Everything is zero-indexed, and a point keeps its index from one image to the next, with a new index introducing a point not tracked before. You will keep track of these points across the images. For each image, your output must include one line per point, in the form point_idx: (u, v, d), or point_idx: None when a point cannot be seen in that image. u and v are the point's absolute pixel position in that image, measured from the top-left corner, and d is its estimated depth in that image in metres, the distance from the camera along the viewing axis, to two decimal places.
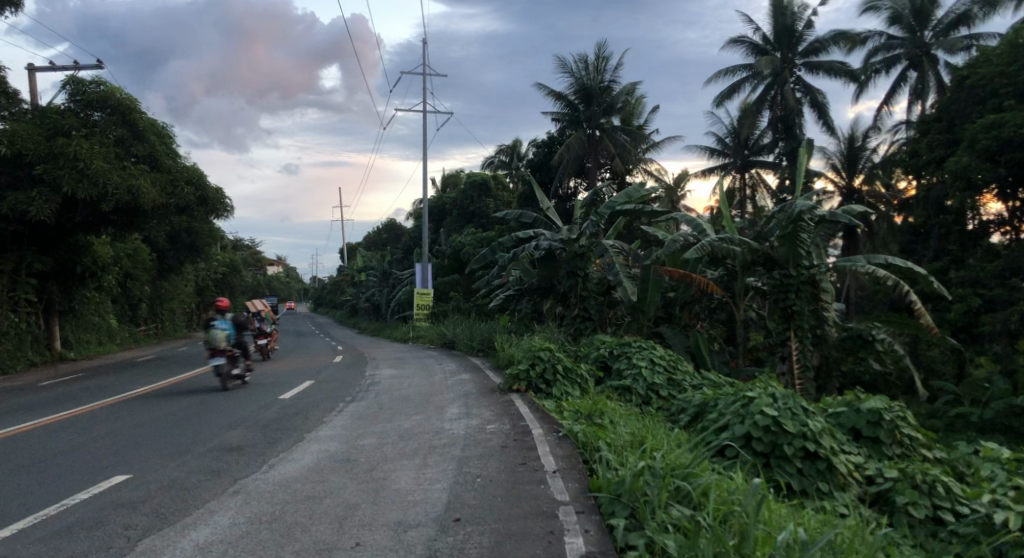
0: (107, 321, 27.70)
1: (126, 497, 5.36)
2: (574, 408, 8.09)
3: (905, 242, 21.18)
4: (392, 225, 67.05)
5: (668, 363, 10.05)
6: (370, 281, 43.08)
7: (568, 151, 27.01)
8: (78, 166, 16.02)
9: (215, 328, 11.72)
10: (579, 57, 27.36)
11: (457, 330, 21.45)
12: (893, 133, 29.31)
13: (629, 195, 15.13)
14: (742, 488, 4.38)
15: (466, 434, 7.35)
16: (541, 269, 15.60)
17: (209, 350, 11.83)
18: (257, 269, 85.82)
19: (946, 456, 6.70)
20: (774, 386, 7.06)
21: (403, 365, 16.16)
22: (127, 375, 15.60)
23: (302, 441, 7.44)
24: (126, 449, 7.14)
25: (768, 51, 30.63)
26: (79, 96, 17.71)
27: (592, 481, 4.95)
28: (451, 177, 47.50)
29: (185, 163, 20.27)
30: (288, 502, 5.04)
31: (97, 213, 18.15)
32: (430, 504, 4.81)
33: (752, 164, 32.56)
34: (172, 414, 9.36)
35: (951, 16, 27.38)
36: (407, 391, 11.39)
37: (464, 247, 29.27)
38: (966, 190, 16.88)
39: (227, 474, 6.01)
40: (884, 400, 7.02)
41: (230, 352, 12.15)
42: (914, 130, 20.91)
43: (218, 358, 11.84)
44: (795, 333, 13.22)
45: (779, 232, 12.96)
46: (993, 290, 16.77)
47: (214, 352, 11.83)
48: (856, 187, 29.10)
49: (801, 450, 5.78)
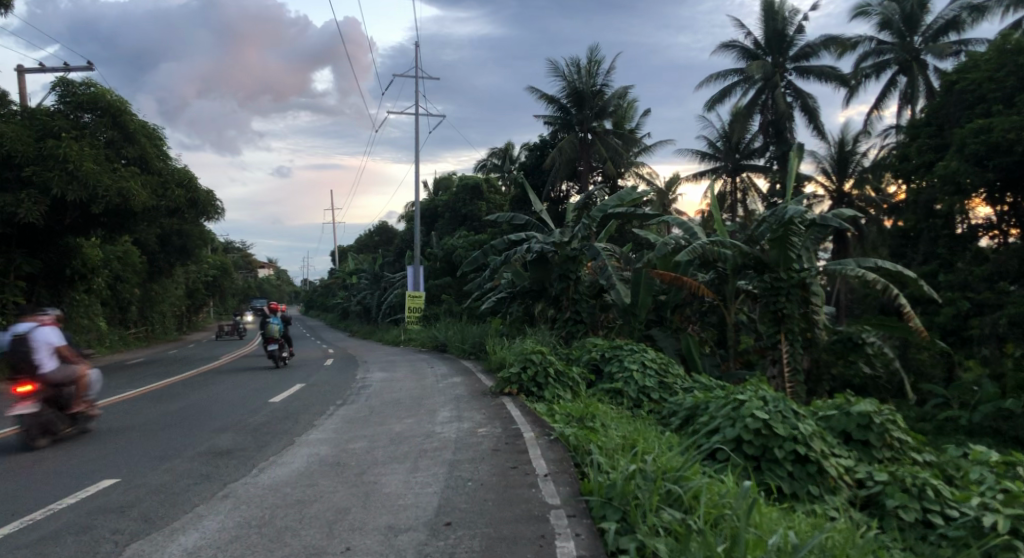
0: (96, 323, 27.47)
1: (114, 502, 5.29)
2: (565, 410, 8.08)
3: (895, 247, 21.28)
4: (384, 227, 67.08)
5: (659, 366, 10.07)
6: (362, 284, 42.95)
7: (560, 154, 27.10)
8: (67, 168, 15.89)
9: (270, 321, 16.49)
10: (571, 61, 27.44)
11: (448, 333, 21.45)
12: (883, 138, 29.52)
13: (621, 198, 15.19)
14: (733, 491, 4.39)
15: (457, 437, 7.32)
16: (533, 271, 15.57)
17: (264, 339, 16.41)
18: (248, 272, 85.48)
19: (935, 459, 6.77)
20: (765, 389, 7.08)
21: (394, 369, 16.09)
22: (115, 378, 15.49)
23: (291, 444, 7.39)
24: (113, 453, 7.08)
25: (758, 55, 30.82)
26: (69, 98, 17.51)
27: (583, 484, 4.93)
28: (443, 179, 47.53)
29: (175, 165, 20.25)
30: (278, 506, 5.00)
31: (87, 215, 18.03)
32: (421, 509, 4.78)
33: (742, 168, 32.87)
34: (160, 418, 9.30)
35: (940, 21, 27.66)
36: (398, 394, 11.37)
37: (456, 250, 29.26)
38: (954, 195, 17.04)
39: (217, 478, 5.96)
40: (873, 403, 7.06)
41: (279, 339, 16.80)
42: (903, 135, 21.10)
43: (273, 343, 16.47)
44: (786, 336, 13.27)
45: (770, 236, 13.00)
46: (982, 294, 16.87)
47: (270, 340, 16.46)
48: (846, 191, 29.30)
49: (792, 453, 5.78)
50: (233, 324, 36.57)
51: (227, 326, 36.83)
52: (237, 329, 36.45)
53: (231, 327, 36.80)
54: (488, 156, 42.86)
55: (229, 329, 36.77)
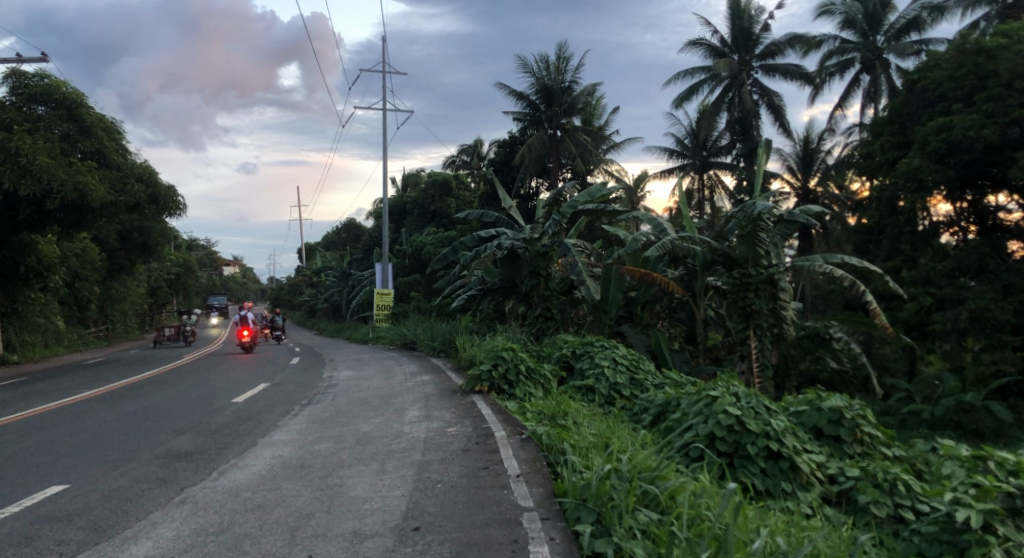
0: (54, 323, 26.68)
1: (63, 509, 5.00)
2: (537, 408, 7.94)
3: (860, 242, 21.66)
4: (351, 224, 66.43)
5: (630, 363, 10.00)
6: (329, 282, 42.38)
7: (529, 151, 26.98)
8: (20, 162, 15.19)
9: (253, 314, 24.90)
10: (541, 57, 27.27)
11: (417, 331, 21.18)
12: (847, 135, 30.04)
13: (590, 194, 15.09)
14: (708, 492, 4.31)
15: (426, 437, 7.14)
16: (504, 268, 15.40)
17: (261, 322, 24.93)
18: (212, 269, 83.81)
19: (904, 453, 6.83)
20: (736, 384, 7.04)
21: (362, 367, 15.85)
22: (72, 379, 14.98)
23: (254, 446, 7.12)
24: (68, 456, 6.78)
25: (726, 53, 31.09)
26: (21, 90, 16.78)
27: (557, 485, 4.78)
28: (411, 176, 46.98)
29: (135, 160, 19.63)
30: (238, 512, 4.76)
31: (41, 211, 17.31)
32: (388, 513, 4.60)
33: (710, 165, 33.15)
34: (119, 418, 9.00)
35: (902, 21, 28.25)
36: (365, 393, 11.14)
37: (426, 246, 29.01)
38: (917, 192, 17.41)
39: (174, 482, 5.68)
40: (844, 398, 7.04)
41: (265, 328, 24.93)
42: (866, 134, 21.46)
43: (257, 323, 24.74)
44: (755, 332, 13.39)
45: (739, 232, 13.09)
46: (944, 289, 17.18)
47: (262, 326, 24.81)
48: (811, 188, 29.79)
49: (764, 449, 5.74)
50: (173, 327, 28.20)
51: (164, 333, 28.42)
52: (184, 335, 28.56)
53: (173, 333, 28.98)
54: (458, 153, 42.49)
55: (170, 335, 28.60)
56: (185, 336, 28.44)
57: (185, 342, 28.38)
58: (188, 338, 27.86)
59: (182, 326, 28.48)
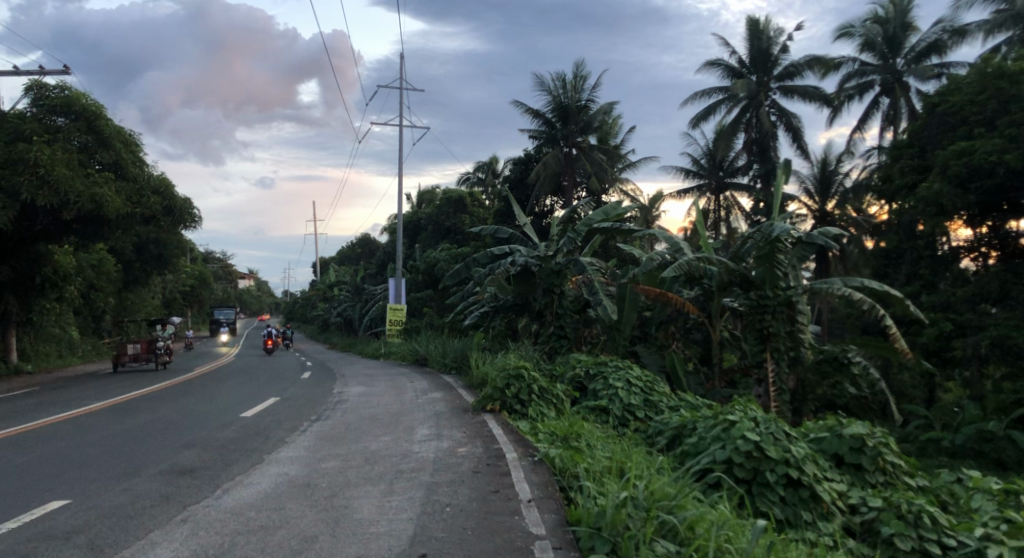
0: (68, 333, 26.82)
1: (61, 526, 4.88)
2: (549, 429, 7.76)
3: (878, 266, 21.26)
4: (366, 239, 66.83)
5: (645, 384, 9.77)
6: (342, 296, 42.46)
7: (545, 168, 26.94)
8: (37, 173, 15.29)
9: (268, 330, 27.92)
10: (557, 76, 27.36)
11: (428, 347, 21.08)
12: (865, 158, 29.71)
13: (606, 213, 14.91)
14: (731, 522, 4.12)
15: (436, 457, 6.99)
16: (517, 285, 15.21)
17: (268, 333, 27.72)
18: (227, 282, 84.62)
19: (928, 484, 6.57)
20: (753, 408, 6.83)
21: (372, 382, 15.75)
22: (85, 389, 15.03)
23: (260, 462, 7.02)
24: (69, 471, 6.68)
25: (743, 74, 31.00)
26: (42, 102, 16.99)
27: (571, 512, 4.63)
28: (426, 193, 47.13)
29: (151, 171, 19.78)
30: (240, 533, 4.63)
31: (58, 221, 17.42)
32: (394, 537, 4.44)
33: (726, 186, 32.97)
34: (124, 432, 8.92)
35: (923, 43, 28.05)
36: (375, 410, 11.01)
37: (438, 263, 28.95)
38: (937, 216, 17.01)
39: (176, 500, 5.56)
40: (865, 425, 6.82)
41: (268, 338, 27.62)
42: (885, 156, 21.16)
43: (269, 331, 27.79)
44: (771, 355, 13.10)
45: (756, 253, 12.85)
46: (964, 315, 16.89)
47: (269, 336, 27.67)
48: (829, 211, 29.54)
49: (784, 477, 5.52)
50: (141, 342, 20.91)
51: (128, 351, 21.10)
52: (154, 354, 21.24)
53: (141, 350, 21.52)
54: (473, 170, 42.60)
55: (135, 354, 21.39)
56: (156, 356, 21.11)
57: (156, 366, 21.47)
58: (159, 361, 20.80)
59: (152, 342, 21.21)
